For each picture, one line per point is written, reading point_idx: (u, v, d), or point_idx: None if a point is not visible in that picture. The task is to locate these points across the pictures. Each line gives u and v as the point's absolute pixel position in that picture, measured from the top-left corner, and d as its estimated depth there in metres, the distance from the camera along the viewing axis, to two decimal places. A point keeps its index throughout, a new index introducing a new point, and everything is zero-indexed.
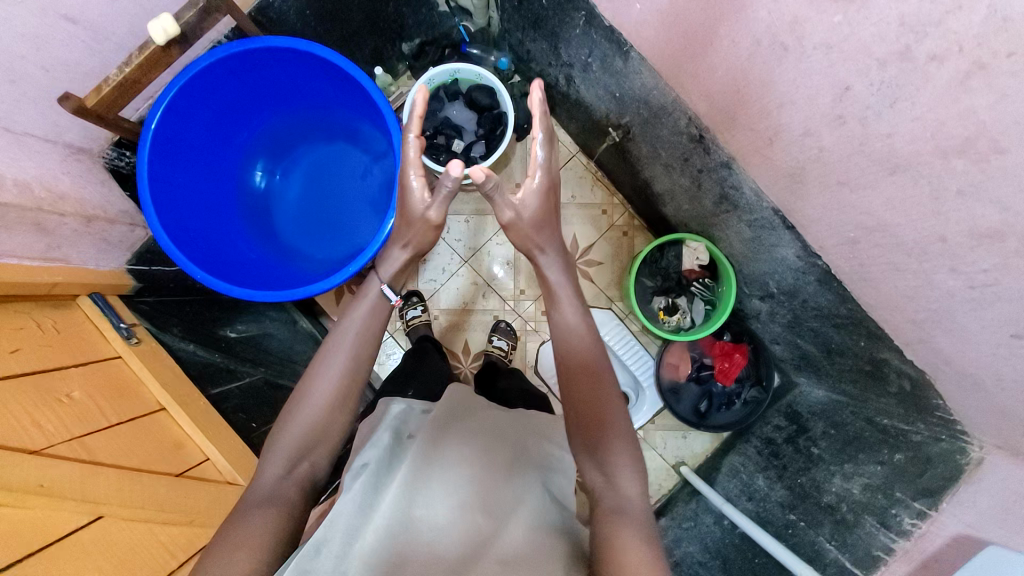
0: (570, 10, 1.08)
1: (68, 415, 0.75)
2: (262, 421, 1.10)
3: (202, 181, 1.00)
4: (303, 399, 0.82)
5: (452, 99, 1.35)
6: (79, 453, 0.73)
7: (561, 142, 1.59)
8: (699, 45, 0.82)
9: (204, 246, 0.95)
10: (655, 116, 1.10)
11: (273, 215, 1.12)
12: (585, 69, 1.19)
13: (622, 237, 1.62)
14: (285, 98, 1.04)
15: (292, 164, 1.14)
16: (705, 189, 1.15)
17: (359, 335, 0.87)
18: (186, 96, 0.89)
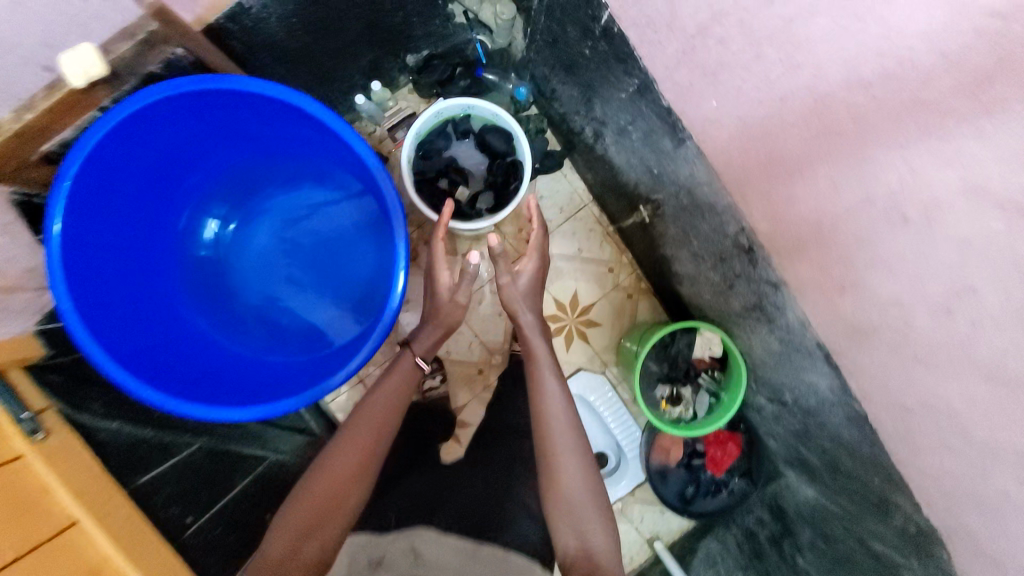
0: (621, 72, 0.89)
1: None
2: (195, 514, 0.98)
3: (128, 261, 0.92)
4: (319, 472, 0.87)
5: (461, 137, 1.18)
6: None
7: (574, 190, 1.43)
8: (779, 169, 0.69)
9: (121, 322, 0.87)
10: (696, 208, 0.96)
11: (240, 278, 1.12)
12: (621, 134, 1.03)
13: (625, 300, 1.48)
14: (258, 149, 1.04)
15: (253, 220, 1.13)
16: (737, 291, 1.02)
17: (383, 407, 0.95)
18: (115, 134, 0.79)
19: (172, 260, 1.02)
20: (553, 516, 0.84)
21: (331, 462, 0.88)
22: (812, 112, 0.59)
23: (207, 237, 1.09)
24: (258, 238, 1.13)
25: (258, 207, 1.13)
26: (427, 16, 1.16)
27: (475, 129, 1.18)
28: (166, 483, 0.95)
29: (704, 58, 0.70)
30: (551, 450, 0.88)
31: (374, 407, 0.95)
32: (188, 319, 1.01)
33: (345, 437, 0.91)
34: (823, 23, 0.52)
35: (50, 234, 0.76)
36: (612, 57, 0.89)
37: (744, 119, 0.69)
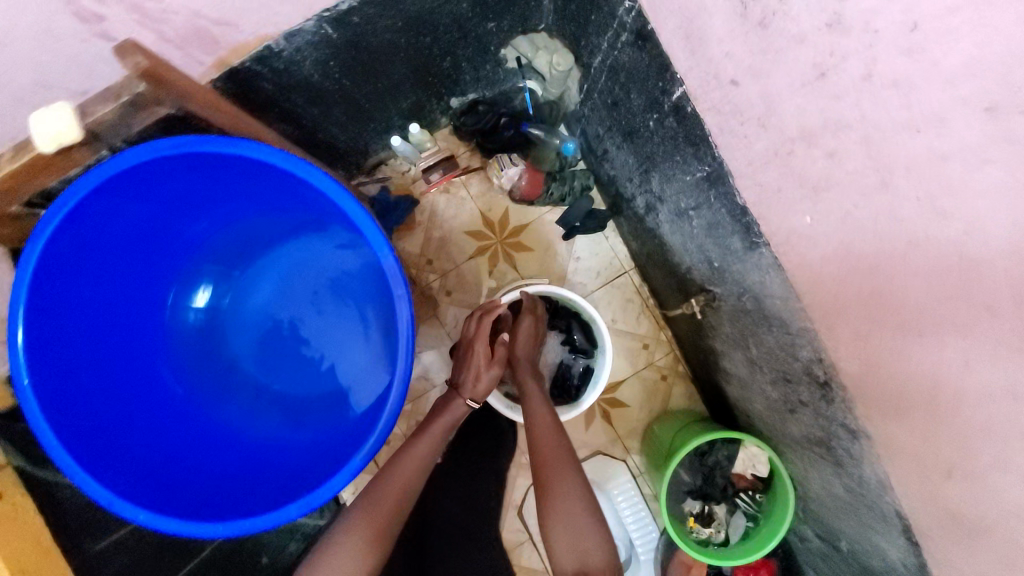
0: (689, 155, 0.76)
1: None
2: None
3: (103, 336, 0.77)
4: (408, 446, 0.91)
5: (551, 317, 1.15)
6: None
7: (614, 255, 1.31)
8: (880, 313, 0.55)
9: (104, 444, 0.73)
10: (761, 317, 0.81)
11: (230, 332, 0.95)
12: (679, 216, 0.90)
13: (658, 382, 1.32)
14: (210, 196, 0.80)
15: (252, 286, 0.96)
16: (800, 418, 0.86)
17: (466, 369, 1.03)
18: (131, 179, 0.68)
19: (165, 334, 0.87)
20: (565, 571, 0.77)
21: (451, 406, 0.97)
22: (951, 272, 0.43)
23: (199, 309, 0.93)
24: (256, 302, 0.96)
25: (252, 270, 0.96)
26: (479, 62, 1.07)
27: (566, 316, 1.15)
28: (121, 551, 0.86)
29: (799, 165, 0.55)
30: (544, 478, 0.86)
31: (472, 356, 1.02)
32: (165, 385, 0.85)
33: (444, 406, 0.98)
34: (999, 174, 0.37)
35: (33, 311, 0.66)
36: (681, 136, 0.76)
37: (841, 247, 0.55)
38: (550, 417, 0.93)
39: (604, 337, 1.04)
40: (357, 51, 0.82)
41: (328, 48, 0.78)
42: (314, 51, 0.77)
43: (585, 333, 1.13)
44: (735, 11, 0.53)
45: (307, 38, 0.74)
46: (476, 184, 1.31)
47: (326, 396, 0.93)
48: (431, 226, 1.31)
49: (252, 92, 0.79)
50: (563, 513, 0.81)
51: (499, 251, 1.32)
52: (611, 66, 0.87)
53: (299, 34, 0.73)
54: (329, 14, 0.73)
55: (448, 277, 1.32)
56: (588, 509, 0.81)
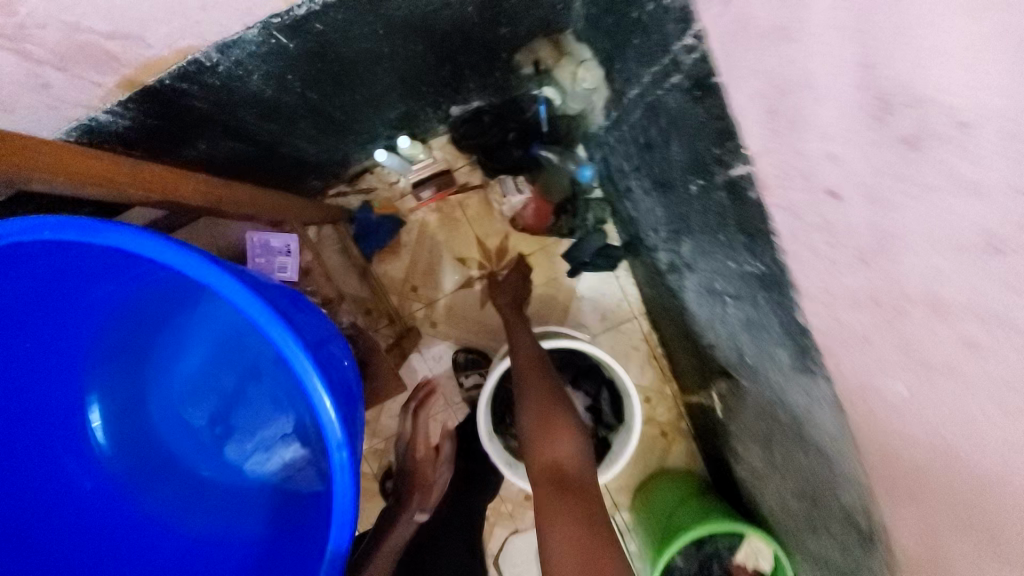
0: (739, 243, 0.60)
1: None
2: None
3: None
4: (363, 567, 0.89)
5: (576, 377, 0.98)
6: None
7: (624, 297, 1.16)
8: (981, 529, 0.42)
9: None
10: (797, 436, 0.68)
11: (154, 405, 0.73)
12: (711, 295, 0.75)
13: (657, 437, 1.21)
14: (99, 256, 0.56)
15: (178, 349, 0.72)
16: (822, 541, 0.74)
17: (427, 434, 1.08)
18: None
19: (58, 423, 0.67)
20: (535, 478, 0.76)
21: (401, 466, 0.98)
22: None
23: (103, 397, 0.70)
24: (185, 370, 0.72)
25: (177, 341, 0.71)
26: (487, 69, 0.87)
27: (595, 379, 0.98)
28: None
29: (907, 327, 0.40)
30: (522, 363, 0.87)
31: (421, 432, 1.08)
32: (67, 478, 0.67)
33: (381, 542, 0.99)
34: None
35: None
36: (731, 215, 0.60)
37: (946, 443, 0.41)
38: (530, 339, 0.93)
39: (635, 414, 0.89)
40: (323, 62, 0.64)
41: (282, 60, 0.61)
42: (263, 64, 0.59)
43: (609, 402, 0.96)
44: (853, 108, 0.36)
45: (252, 50, 0.57)
46: (473, 203, 1.13)
47: (279, 489, 0.70)
48: (418, 248, 1.14)
49: (182, 113, 0.63)
50: (536, 411, 0.80)
51: (494, 282, 1.16)
52: (650, 103, 0.69)
53: (239, 44, 0.55)
54: (281, 20, 0.55)
55: (435, 307, 1.16)
56: (586, 467, 0.76)
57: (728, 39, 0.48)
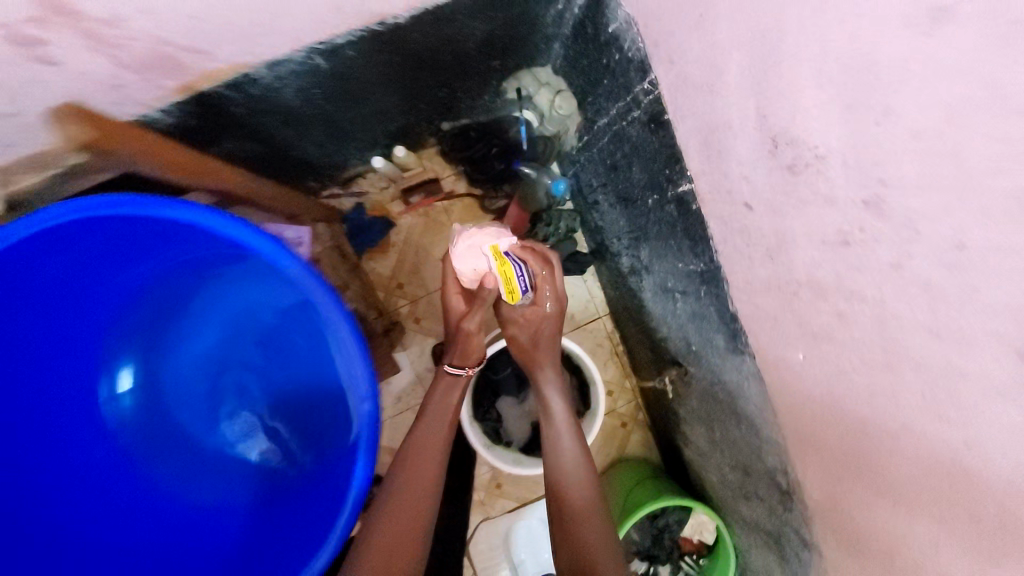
0: (686, 245, 0.74)
1: None
2: None
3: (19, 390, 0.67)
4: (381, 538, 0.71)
5: None
6: None
7: (590, 299, 1.30)
8: (849, 456, 0.55)
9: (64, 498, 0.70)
10: (732, 412, 0.81)
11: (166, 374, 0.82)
12: (665, 293, 0.89)
13: (617, 428, 1.34)
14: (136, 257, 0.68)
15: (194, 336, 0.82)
16: (752, 505, 0.87)
17: (431, 463, 0.80)
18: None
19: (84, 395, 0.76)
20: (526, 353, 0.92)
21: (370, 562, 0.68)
22: (941, 472, 0.42)
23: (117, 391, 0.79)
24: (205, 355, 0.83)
25: (195, 321, 0.82)
26: (476, 92, 1.01)
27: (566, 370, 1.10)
28: None
29: (796, 304, 0.53)
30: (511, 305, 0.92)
31: (406, 510, 0.74)
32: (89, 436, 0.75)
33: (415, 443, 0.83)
34: (999, 411, 0.35)
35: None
36: (680, 226, 0.74)
37: (824, 392, 0.54)
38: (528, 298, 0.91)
39: (597, 398, 1.01)
40: (339, 82, 0.75)
41: (318, 77, 0.72)
42: (295, 78, 0.70)
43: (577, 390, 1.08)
44: (757, 145, 0.50)
45: (293, 68, 0.68)
46: (458, 210, 1.24)
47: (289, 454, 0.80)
48: (405, 249, 1.24)
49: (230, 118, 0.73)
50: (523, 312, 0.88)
51: None
52: (616, 131, 0.83)
53: (285, 62, 0.67)
54: (320, 46, 0.67)
55: (418, 304, 1.24)
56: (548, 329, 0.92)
57: (669, 89, 0.62)
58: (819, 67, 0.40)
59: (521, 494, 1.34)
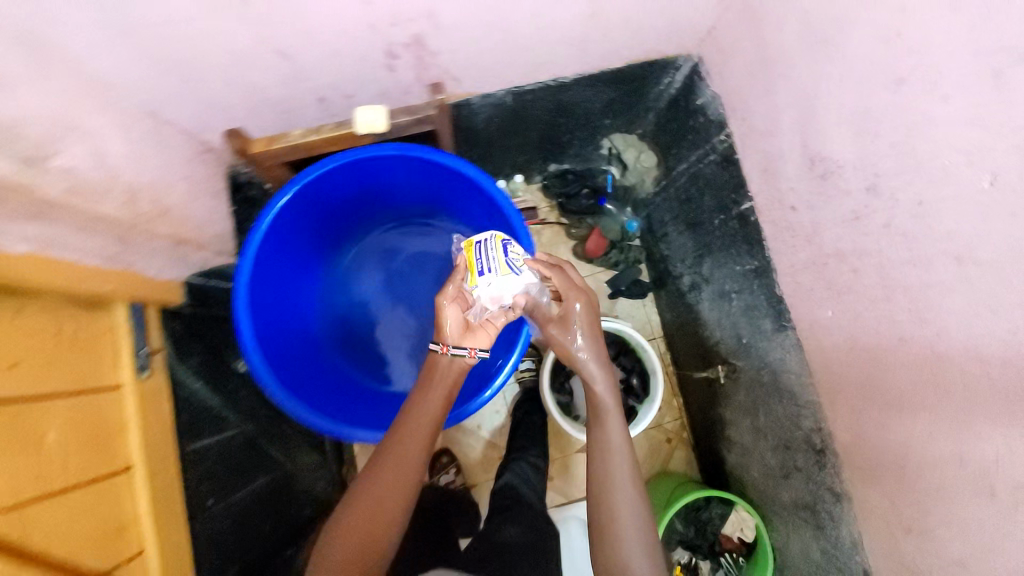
0: (744, 252, 1.01)
1: (27, 469, 0.61)
2: (268, 525, 1.02)
3: (286, 257, 0.88)
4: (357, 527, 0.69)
5: (616, 358, 1.31)
6: (14, 530, 0.57)
7: (648, 321, 1.53)
8: (873, 385, 0.75)
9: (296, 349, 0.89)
10: (776, 391, 1.01)
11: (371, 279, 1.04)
12: (722, 297, 1.14)
13: (662, 442, 1.48)
14: (397, 191, 0.94)
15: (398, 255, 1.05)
16: (791, 483, 1.03)
17: (407, 468, 0.73)
18: (321, 179, 0.82)
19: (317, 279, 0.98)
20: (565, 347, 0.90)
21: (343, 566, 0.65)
22: (930, 365, 0.63)
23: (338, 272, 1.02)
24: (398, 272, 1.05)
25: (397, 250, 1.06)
26: (585, 142, 1.38)
27: (630, 365, 1.30)
28: (200, 461, 0.91)
29: (832, 272, 0.78)
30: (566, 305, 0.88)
31: (368, 518, 0.69)
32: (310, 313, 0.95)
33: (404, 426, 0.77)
34: (958, 302, 0.58)
35: (273, 206, 0.78)
36: (740, 236, 1.01)
37: (853, 336, 0.76)
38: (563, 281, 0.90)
39: (655, 385, 1.20)
40: (512, 116, 1.11)
41: (503, 109, 1.08)
42: (490, 108, 1.06)
43: (639, 383, 1.28)
44: (808, 164, 0.79)
45: (494, 100, 1.05)
46: (548, 234, 1.55)
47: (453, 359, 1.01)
48: None
49: (460, 117, 1.07)
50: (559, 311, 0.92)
51: None
52: (692, 173, 1.15)
53: (489, 97, 1.03)
54: (513, 90, 1.04)
55: None
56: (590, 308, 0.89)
57: (744, 137, 0.94)
58: (840, 113, 0.71)
59: (569, 491, 1.46)
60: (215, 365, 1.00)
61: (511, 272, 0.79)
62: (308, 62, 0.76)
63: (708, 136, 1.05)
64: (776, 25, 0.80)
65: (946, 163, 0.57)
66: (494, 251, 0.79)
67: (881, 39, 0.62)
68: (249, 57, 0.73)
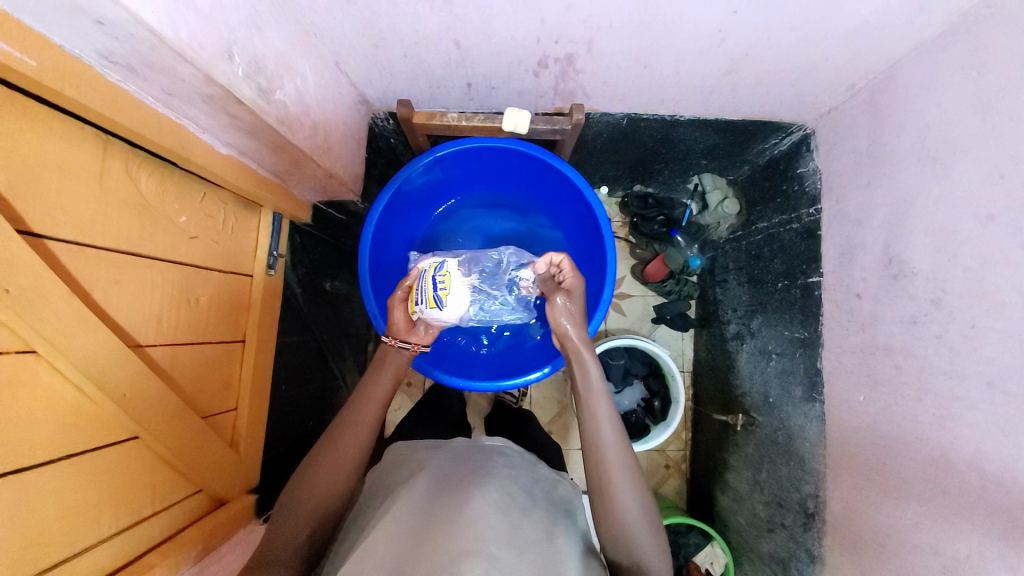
0: (797, 320, 1.08)
1: (183, 319, 0.79)
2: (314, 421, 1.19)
3: (404, 210, 1.02)
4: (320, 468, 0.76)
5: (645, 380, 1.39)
6: (161, 362, 0.76)
7: (682, 354, 1.61)
8: (881, 472, 0.82)
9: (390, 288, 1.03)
10: (785, 452, 1.09)
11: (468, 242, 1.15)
12: (762, 354, 1.21)
13: (661, 467, 1.56)
14: (512, 175, 1.03)
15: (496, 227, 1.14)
16: (773, 536, 1.11)
17: (358, 440, 0.78)
18: (451, 154, 0.94)
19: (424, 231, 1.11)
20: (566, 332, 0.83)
21: (308, 501, 0.74)
22: (939, 469, 0.71)
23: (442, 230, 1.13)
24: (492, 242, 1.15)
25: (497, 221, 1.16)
26: (674, 174, 1.45)
27: (656, 390, 1.38)
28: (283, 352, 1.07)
29: (876, 363, 0.86)
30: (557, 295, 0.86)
31: (324, 478, 0.76)
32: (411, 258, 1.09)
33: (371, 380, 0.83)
34: (980, 422, 0.65)
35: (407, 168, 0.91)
36: (798, 305, 1.09)
37: (877, 423, 0.84)
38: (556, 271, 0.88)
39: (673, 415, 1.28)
40: (620, 136, 1.20)
41: (614, 128, 1.17)
42: (605, 126, 1.16)
43: (660, 407, 1.36)
44: (886, 262, 0.86)
45: (611, 120, 1.14)
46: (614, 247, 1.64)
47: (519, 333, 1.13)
48: None
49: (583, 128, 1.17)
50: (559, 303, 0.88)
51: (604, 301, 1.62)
52: (770, 234, 1.22)
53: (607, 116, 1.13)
54: (630, 116, 1.13)
55: None
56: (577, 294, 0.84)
57: (834, 218, 1.00)
58: (929, 227, 0.77)
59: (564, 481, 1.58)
60: (313, 279, 1.15)
61: (438, 303, 0.83)
62: (475, 56, 0.88)
63: (798, 206, 1.12)
64: (895, 129, 0.87)
65: (1005, 299, 0.64)
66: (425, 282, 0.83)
67: (987, 174, 0.68)
68: (431, 39, 0.83)
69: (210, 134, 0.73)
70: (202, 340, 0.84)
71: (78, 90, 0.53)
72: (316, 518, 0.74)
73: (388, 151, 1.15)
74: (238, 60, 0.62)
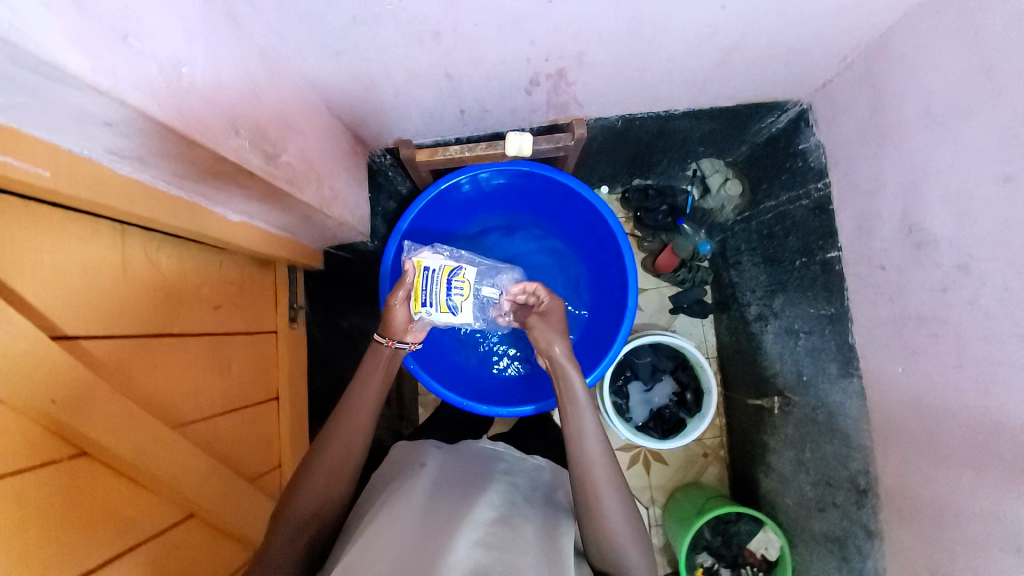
0: (821, 297, 1.07)
1: (218, 390, 0.79)
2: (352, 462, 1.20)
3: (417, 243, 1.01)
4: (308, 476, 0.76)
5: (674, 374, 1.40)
6: (205, 436, 0.76)
7: (704, 341, 1.60)
8: (929, 442, 0.82)
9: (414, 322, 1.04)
10: (827, 430, 1.08)
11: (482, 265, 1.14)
12: (789, 333, 1.20)
13: (699, 456, 1.56)
14: (520, 193, 1.03)
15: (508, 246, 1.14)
16: (825, 515, 1.10)
17: (349, 450, 0.78)
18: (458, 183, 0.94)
19: None
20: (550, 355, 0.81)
21: (290, 524, 0.72)
22: (989, 435, 0.70)
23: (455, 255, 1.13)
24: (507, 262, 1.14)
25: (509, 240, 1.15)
26: (673, 164, 1.44)
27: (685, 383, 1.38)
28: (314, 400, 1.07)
29: (910, 333, 0.85)
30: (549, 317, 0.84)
31: (317, 487, 0.75)
32: None
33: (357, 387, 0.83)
34: None
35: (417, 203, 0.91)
36: (820, 281, 1.08)
37: (919, 394, 0.83)
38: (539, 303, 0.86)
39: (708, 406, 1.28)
40: (617, 137, 1.19)
41: (612, 130, 1.17)
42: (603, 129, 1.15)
43: (692, 399, 1.36)
44: (906, 231, 0.85)
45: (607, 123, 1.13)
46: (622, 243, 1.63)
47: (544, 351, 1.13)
48: None
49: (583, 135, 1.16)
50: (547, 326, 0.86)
51: None
52: (780, 212, 1.21)
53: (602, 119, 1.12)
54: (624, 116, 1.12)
55: None
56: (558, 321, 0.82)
57: (845, 191, 0.99)
58: (945, 192, 0.77)
59: None
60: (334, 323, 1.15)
61: (449, 311, 0.81)
62: (468, 83, 0.88)
63: (806, 182, 1.11)
64: (895, 97, 0.86)
65: None
66: (437, 285, 0.80)
67: (999, 135, 0.67)
68: (421, 75, 0.82)
69: (221, 206, 0.73)
70: (240, 405, 0.85)
71: (93, 191, 0.53)
72: (307, 531, 0.73)
73: (388, 186, 1.14)
74: (244, 132, 0.61)
